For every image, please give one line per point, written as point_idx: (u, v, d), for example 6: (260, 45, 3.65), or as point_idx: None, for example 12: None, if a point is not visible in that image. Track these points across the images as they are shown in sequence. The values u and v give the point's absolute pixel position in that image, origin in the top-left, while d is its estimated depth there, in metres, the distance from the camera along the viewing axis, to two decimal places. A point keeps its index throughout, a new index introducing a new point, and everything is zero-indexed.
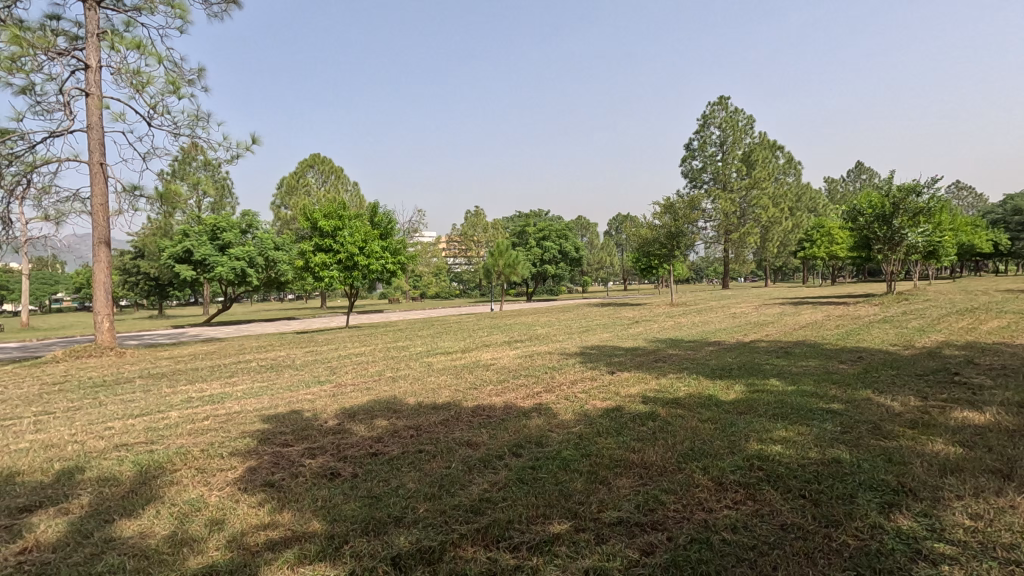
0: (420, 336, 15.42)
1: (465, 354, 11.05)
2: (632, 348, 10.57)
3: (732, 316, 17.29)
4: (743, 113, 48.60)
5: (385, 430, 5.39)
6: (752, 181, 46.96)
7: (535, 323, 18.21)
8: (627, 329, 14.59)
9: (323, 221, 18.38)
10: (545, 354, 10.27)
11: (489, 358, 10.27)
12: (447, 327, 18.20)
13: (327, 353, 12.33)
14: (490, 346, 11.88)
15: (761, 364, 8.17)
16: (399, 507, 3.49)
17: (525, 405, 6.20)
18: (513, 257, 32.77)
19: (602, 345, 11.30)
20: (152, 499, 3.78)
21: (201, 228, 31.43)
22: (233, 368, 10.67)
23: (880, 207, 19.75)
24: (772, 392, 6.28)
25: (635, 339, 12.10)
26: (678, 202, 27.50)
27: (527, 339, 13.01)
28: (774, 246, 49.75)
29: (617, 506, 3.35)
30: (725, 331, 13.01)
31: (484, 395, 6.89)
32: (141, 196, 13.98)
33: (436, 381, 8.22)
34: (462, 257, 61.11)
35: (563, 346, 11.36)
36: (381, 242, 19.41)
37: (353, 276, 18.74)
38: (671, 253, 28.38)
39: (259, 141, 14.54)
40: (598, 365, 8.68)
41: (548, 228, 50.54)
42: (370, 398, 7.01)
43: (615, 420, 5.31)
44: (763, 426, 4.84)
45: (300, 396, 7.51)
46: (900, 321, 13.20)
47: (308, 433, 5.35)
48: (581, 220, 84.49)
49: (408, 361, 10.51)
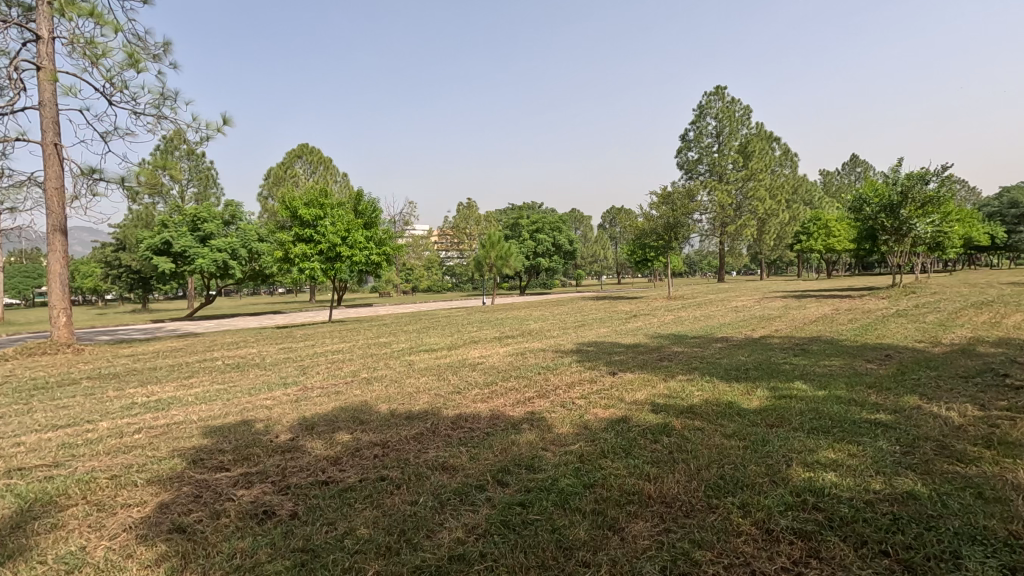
0: (406, 331, 14.45)
1: (451, 351, 10.12)
2: (634, 345, 9.68)
3: (736, 309, 16.43)
4: (740, 103, 47.78)
5: (345, 448, 4.48)
6: (749, 172, 46.19)
7: (528, 317, 17.30)
8: (626, 324, 13.66)
9: (303, 209, 17.32)
10: (539, 352, 9.36)
11: (476, 356, 9.33)
12: (435, 321, 17.24)
13: (302, 351, 11.36)
14: (478, 343, 10.96)
15: (780, 364, 7.31)
16: (341, 570, 2.58)
17: (515, 414, 5.30)
18: (506, 249, 31.84)
19: (600, 341, 10.39)
20: (15, 554, 2.86)
21: (181, 218, 30.16)
22: (194, 367, 9.67)
23: (886, 196, 18.98)
24: (802, 399, 5.40)
25: (636, 334, 11.25)
26: (675, 193, 26.61)
27: (519, 335, 12.07)
28: (771, 238, 49.12)
29: (635, 570, 2.47)
30: (731, 326, 12.17)
31: (468, 401, 5.99)
32: (100, 180, 12.90)
33: (416, 383, 7.31)
34: (453, 249, 59.99)
35: (559, 343, 10.45)
36: (365, 233, 18.47)
37: (336, 268, 17.71)
38: (669, 245, 27.51)
39: (230, 121, 13.50)
40: (597, 365, 7.80)
41: (542, 220, 49.65)
42: (337, 404, 6.09)
43: (622, 436, 4.41)
44: (804, 444, 3.96)
45: (258, 401, 6.58)
46: (916, 315, 12.38)
47: (251, 452, 4.42)
48: (574, 213, 83.43)
49: (389, 359, 9.58)
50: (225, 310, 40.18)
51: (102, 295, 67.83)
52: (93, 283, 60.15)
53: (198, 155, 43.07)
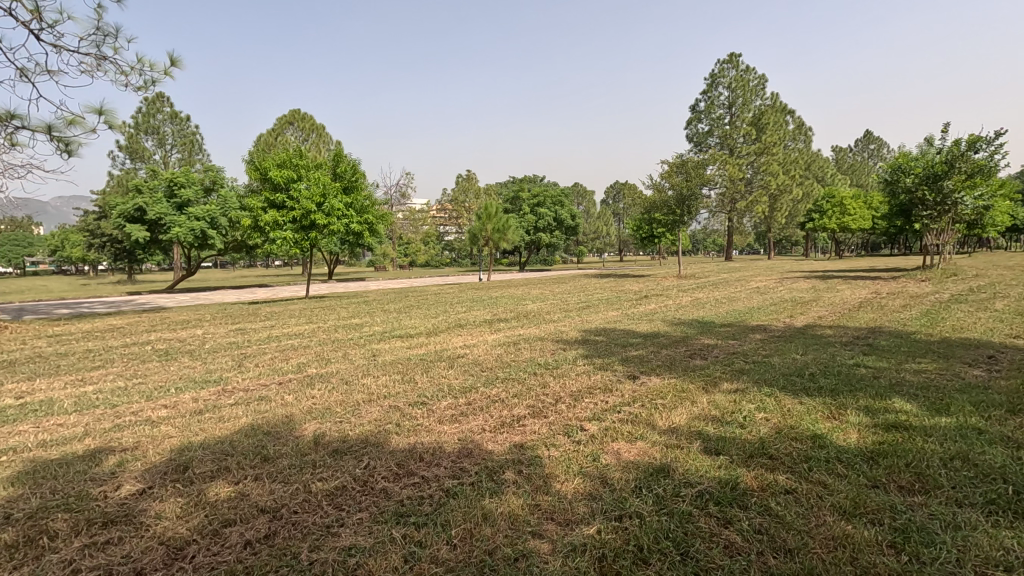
0: (384, 311, 12.64)
1: (428, 338, 8.30)
2: (653, 334, 7.84)
3: (760, 291, 14.59)
4: (755, 72, 45.00)
5: (210, 519, 2.71)
6: (762, 146, 43.83)
7: (525, 296, 15.49)
8: (639, 307, 11.78)
9: (274, 170, 15.36)
10: (535, 342, 7.58)
11: (459, 347, 7.48)
12: (422, 299, 15.44)
13: (256, 334, 9.56)
14: (464, 328, 9.16)
15: (854, 368, 5.50)
16: None
17: (495, 451, 3.51)
18: (504, 222, 29.86)
19: (611, 329, 8.55)
20: None
21: (156, 182, 28.14)
22: (113, 354, 7.86)
23: (930, 167, 16.99)
24: (924, 430, 3.61)
25: (652, 320, 9.47)
26: (689, 162, 24.40)
27: (513, 319, 10.24)
28: (783, 216, 46.91)
29: None
30: (762, 311, 10.36)
31: (431, 421, 4.18)
32: (21, 128, 10.84)
33: (370, 385, 5.49)
34: (451, 224, 57.85)
35: (561, 330, 8.60)
36: (344, 199, 16.56)
37: (311, 238, 15.90)
38: (680, 219, 25.48)
39: (178, 63, 11.54)
40: (612, 365, 5.95)
41: (544, 193, 47.52)
42: (248, 422, 4.31)
43: (669, 510, 2.63)
44: (1007, 551, 2.19)
45: (147, 412, 4.76)
46: (981, 302, 10.55)
47: (49, 527, 2.64)
48: (577, 186, 80.65)
49: (351, 348, 7.75)
50: (210, 282, 38.34)
51: (92, 267, 65.99)
52: (81, 253, 58.29)
53: (181, 118, 40.88)
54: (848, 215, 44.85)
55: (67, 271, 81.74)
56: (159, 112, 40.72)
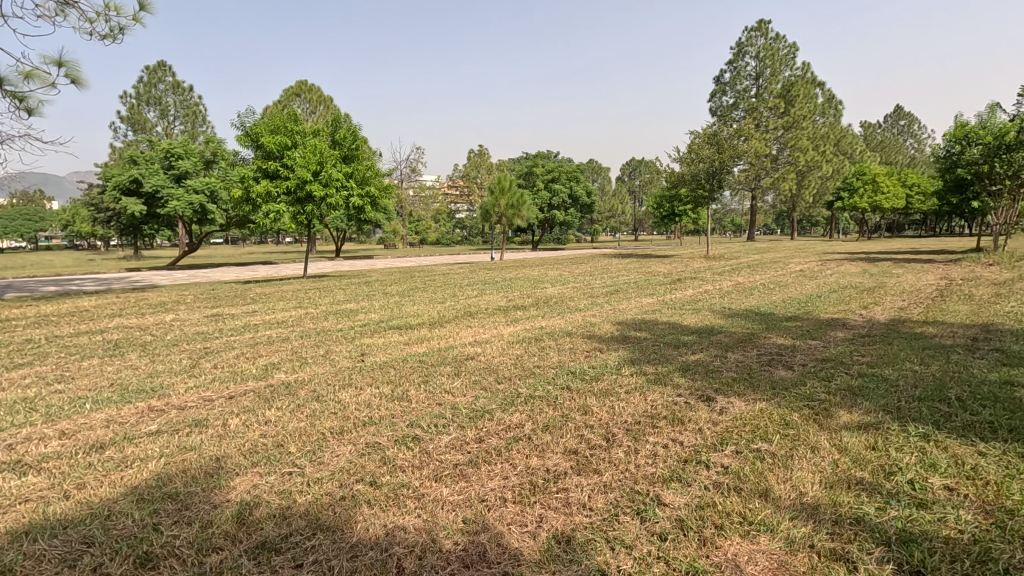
0: (386, 294, 11.26)
1: (430, 331, 6.85)
2: (708, 331, 6.33)
3: (806, 275, 12.98)
4: (785, 40, 42.35)
5: None
6: (790, 120, 41.38)
7: (542, 278, 14.03)
8: (676, 293, 10.25)
9: (266, 136, 13.93)
10: (563, 340, 6.11)
11: (468, 346, 6.03)
12: (429, 280, 14.05)
13: (233, 321, 8.17)
14: (476, 318, 7.71)
15: (1013, 390, 3.96)
16: None
17: (526, 558, 2.08)
18: (518, 197, 28.27)
19: (652, 322, 7.06)
20: None
21: (154, 153, 26.90)
22: (55, 347, 6.52)
23: (1005, 135, 15.06)
24: None
25: (698, 310, 7.96)
26: (721, 134, 22.52)
27: (531, 307, 8.77)
28: (810, 194, 44.63)
29: None
30: (825, 300, 8.80)
31: (422, 481, 2.74)
32: None
33: (347, 405, 4.05)
34: (463, 201, 56.24)
35: (591, 323, 7.11)
36: (344, 169, 15.09)
37: (307, 212, 14.52)
38: (709, 195, 23.69)
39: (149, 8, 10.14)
40: (670, 377, 4.47)
41: (558, 168, 45.71)
42: (155, 473, 2.91)
43: None
44: None
45: (26, 447, 3.36)
46: None
47: None
48: (593, 162, 78.29)
49: (336, 343, 6.33)
50: (215, 259, 37.32)
51: (103, 242, 65.64)
52: (88, 227, 57.76)
53: (184, 88, 39.44)
54: (881, 193, 42.58)
55: (80, 246, 81.87)
56: (161, 82, 39.32)
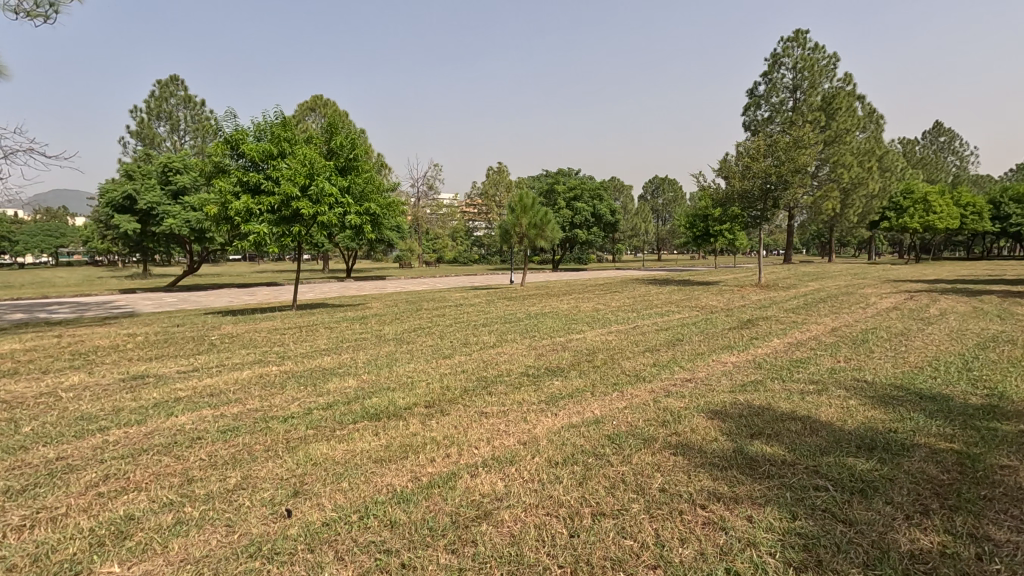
0: (382, 339, 8.82)
1: (424, 430, 4.33)
2: (885, 447, 3.74)
3: (914, 316, 10.25)
4: (825, 49, 39.71)
5: None
6: (832, 135, 38.48)
7: (577, 314, 11.53)
8: (762, 346, 7.62)
9: (249, 143, 11.88)
10: (645, 467, 3.54)
11: (482, 475, 3.48)
12: (439, 316, 11.62)
13: (153, 391, 5.73)
14: (495, 398, 5.17)
15: None
16: None
17: None
18: (541, 215, 25.92)
19: (771, 416, 4.47)
20: None
21: (151, 167, 25.33)
22: None
23: None
24: None
25: (825, 388, 5.33)
26: (775, 146, 19.94)
27: (572, 372, 6.19)
28: (854, 213, 41.56)
29: None
30: (999, 367, 6.08)
31: None
32: None
33: None
34: (481, 218, 54.27)
35: (675, 416, 4.54)
36: (339, 182, 12.83)
37: (294, 232, 12.31)
38: (759, 213, 21.00)
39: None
40: None
41: (581, 185, 43.53)
42: None
43: None
44: None
45: None
46: None
47: None
48: (615, 181, 76.10)
49: (265, 458, 3.84)
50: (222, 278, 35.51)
51: (118, 259, 65.09)
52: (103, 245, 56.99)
53: (195, 102, 38.16)
54: (932, 213, 39.52)
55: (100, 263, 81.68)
56: (172, 97, 38.21)
